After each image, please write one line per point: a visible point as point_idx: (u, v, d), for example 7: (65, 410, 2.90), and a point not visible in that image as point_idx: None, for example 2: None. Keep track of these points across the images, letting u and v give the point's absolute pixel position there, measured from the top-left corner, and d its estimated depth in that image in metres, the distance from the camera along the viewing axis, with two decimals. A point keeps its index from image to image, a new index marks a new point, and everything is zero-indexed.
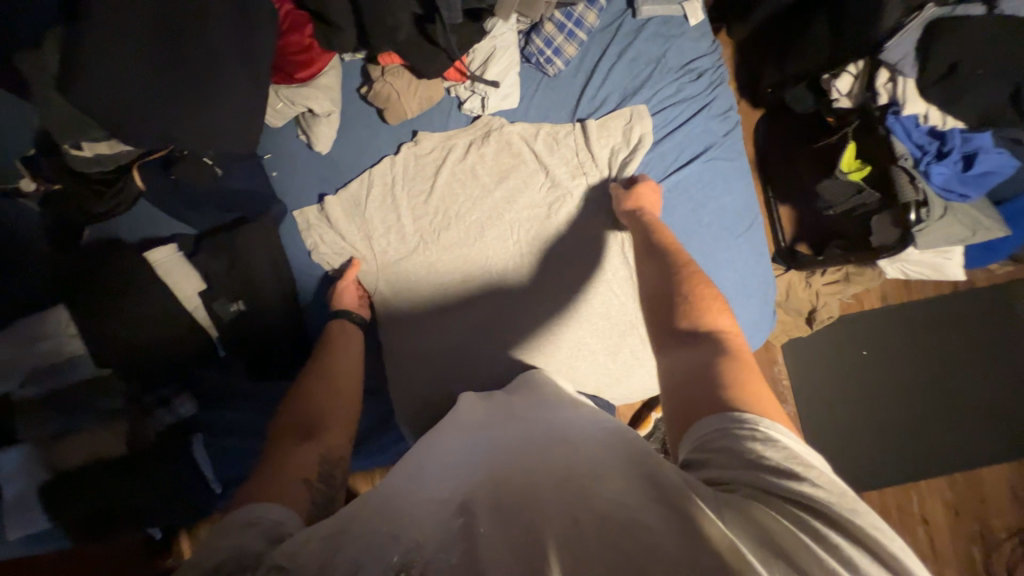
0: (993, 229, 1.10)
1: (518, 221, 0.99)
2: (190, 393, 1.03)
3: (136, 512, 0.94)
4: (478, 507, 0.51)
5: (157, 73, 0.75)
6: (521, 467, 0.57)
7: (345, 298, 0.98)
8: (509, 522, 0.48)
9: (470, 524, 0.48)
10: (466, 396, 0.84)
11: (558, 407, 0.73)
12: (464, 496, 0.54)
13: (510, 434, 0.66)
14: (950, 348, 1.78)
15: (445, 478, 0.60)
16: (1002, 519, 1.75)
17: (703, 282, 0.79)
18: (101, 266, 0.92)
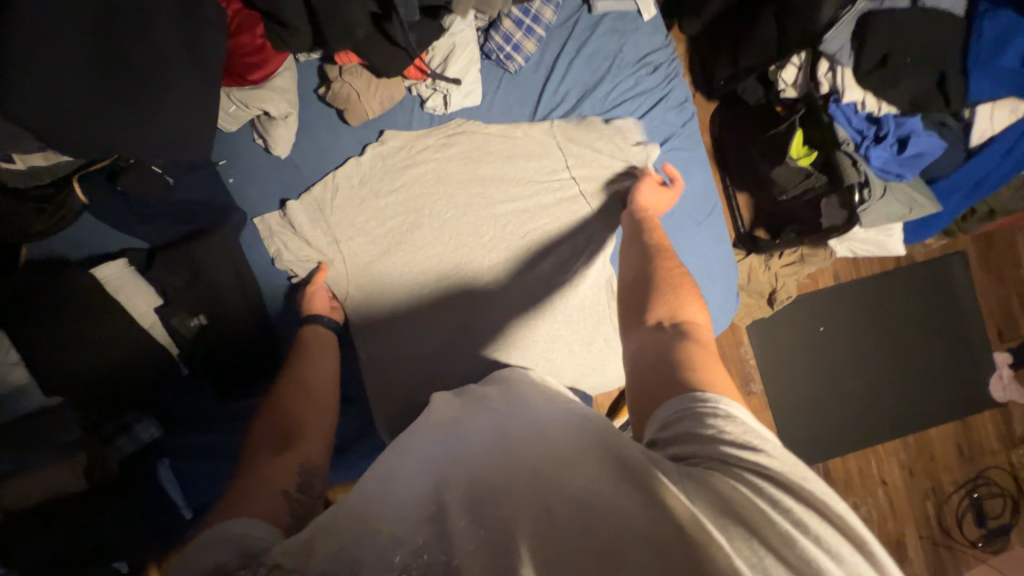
0: (926, 206, 1.19)
1: (486, 219, 0.99)
2: (152, 416, 0.98)
3: (100, 546, 0.88)
4: (454, 504, 0.50)
5: (97, 79, 0.71)
6: (497, 458, 0.57)
7: (318, 304, 0.95)
8: (483, 518, 0.48)
9: (447, 523, 0.48)
10: (439, 397, 0.83)
11: (535, 399, 0.73)
12: (440, 493, 0.53)
13: (487, 427, 0.66)
14: (897, 319, 1.91)
15: (421, 474, 0.59)
16: (950, 473, 1.90)
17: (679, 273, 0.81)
18: (39, 287, 0.84)
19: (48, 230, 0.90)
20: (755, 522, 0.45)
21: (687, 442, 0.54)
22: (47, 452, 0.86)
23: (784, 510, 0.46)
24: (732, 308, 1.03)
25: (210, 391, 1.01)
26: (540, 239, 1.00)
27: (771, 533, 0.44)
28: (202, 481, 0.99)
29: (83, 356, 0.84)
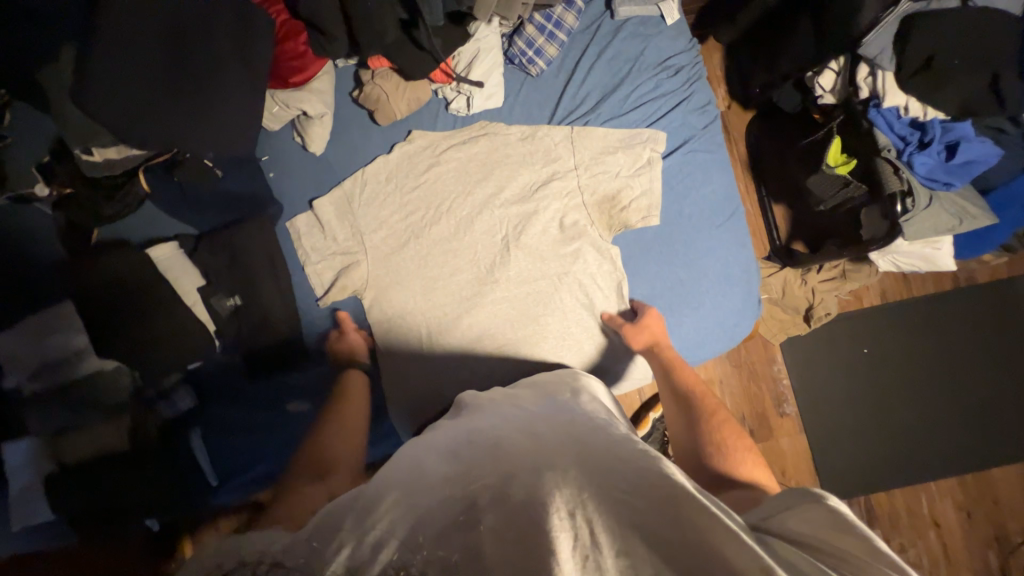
0: (980, 218, 1.09)
1: (504, 217, 1.02)
2: (188, 387, 1.05)
3: (131, 508, 0.97)
4: (485, 497, 0.52)
5: (163, 80, 0.83)
6: (528, 456, 0.58)
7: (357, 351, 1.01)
8: (510, 518, 0.49)
9: (474, 522, 0.50)
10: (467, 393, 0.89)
11: (556, 407, 0.74)
12: (467, 490, 0.55)
13: (514, 430, 0.68)
14: (954, 344, 1.75)
15: (451, 466, 0.61)
16: (1017, 522, 1.70)
17: (733, 430, 0.82)
18: (101, 265, 0.95)
19: (117, 214, 1.04)
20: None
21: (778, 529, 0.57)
22: (101, 414, 0.96)
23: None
24: (753, 314, 0.99)
25: (240, 368, 1.04)
26: (558, 241, 1.00)
27: None
28: (231, 451, 1.06)
29: (130, 325, 0.93)
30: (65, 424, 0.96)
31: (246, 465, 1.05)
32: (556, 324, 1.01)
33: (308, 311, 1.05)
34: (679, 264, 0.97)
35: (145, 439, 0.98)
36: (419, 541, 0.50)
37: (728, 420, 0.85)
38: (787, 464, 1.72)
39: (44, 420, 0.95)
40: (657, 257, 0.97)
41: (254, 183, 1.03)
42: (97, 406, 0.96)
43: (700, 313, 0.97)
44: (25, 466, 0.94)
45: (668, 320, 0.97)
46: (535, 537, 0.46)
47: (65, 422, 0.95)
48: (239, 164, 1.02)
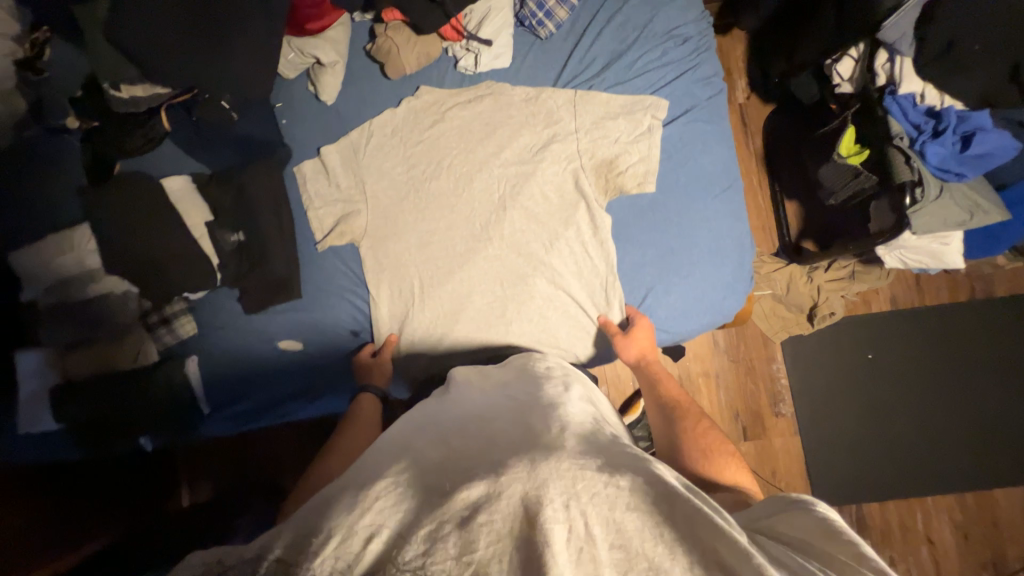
0: (991, 213, 1.05)
1: (503, 176, 1.03)
2: (191, 314, 1.08)
3: (127, 420, 1.05)
4: (474, 486, 0.56)
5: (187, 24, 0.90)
6: (516, 447, 0.63)
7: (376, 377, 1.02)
8: (506, 516, 0.52)
9: (470, 516, 0.52)
10: (460, 370, 0.98)
11: (539, 400, 0.77)
12: (459, 485, 0.57)
13: (503, 422, 0.73)
14: (964, 358, 1.69)
15: (443, 456, 0.66)
16: (1018, 547, 1.62)
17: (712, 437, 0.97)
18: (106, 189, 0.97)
19: (139, 149, 1.09)
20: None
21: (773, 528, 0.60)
22: (111, 334, 1.04)
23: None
24: (744, 289, 0.99)
25: (238, 308, 1.08)
26: (554, 206, 1.01)
27: None
28: (225, 383, 1.10)
29: (134, 251, 0.95)
30: (72, 341, 1.03)
31: (240, 396, 1.10)
32: (547, 302, 1.02)
33: (306, 253, 1.07)
34: (671, 232, 0.97)
35: (147, 360, 1.06)
36: (411, 526, 0.52)
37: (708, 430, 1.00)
38: (779, 465, 1.69)
39: (57, 334, 1.02)
40: (649, 224, 0.97)
41: (267, 126, 1.07)
42: (105, 325, 1.03)
43: (688, 282, 0.97)
44: (33, 375, 1.02)
45: (656, 287, 0.98)
46: (527, 532, 0.50)
47: (70, 341, 1.03)
48: (253, 107, 1.05)
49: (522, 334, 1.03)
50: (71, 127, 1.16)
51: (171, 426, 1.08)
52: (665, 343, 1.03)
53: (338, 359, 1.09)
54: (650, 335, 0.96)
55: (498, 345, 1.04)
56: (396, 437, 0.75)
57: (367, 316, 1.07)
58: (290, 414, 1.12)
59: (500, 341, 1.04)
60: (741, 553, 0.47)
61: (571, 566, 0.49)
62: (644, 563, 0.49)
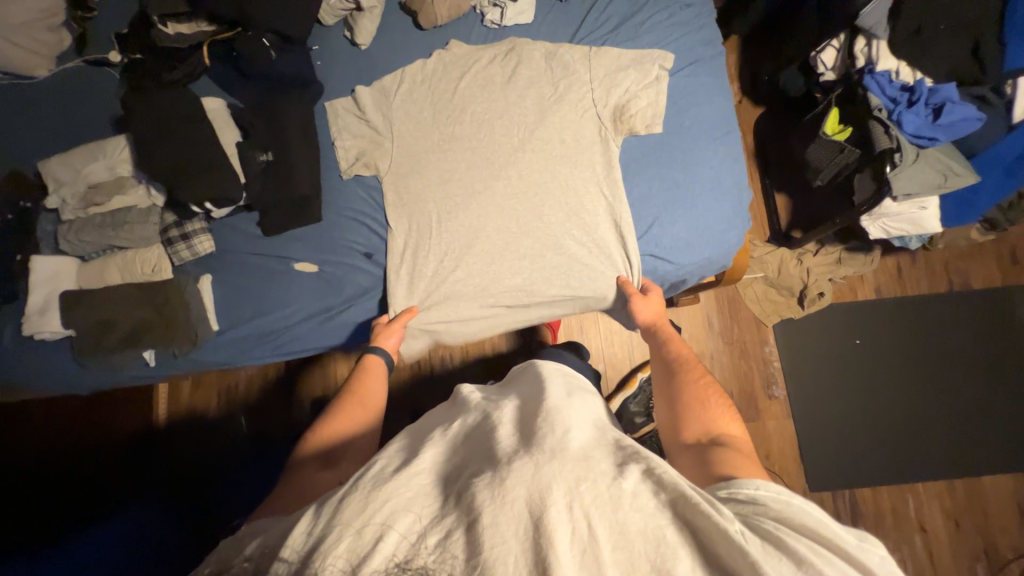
0: (962, 174, 1.16)
1: (522, 119, 1.10)
2: (209, 232, 1.09)
3: (138, 327, 1.04)
4: (479, 488, 0.54)
5: None
6: (521, 446, 0.60)
7: (387, 342, 1.02)
8: (510, 519, 0.51)
9: (474, 520, 0.51)
10: (466, 388, 0.90)
11: (548, 393, 0.75)
12: (465, 489, 0.56)
13: (507, 419, 0.69)
14: (946, 345, 1.76)
15: (447, 459, 0.64)
16: (1008, 537, 1.62)
17: (712, 389, 0.84)
18: (143, 103, 1.03)
19: (188, 75, 1.12)
20: (811, 570, 0.46)
21: (770, 508, 0.55)
22: (135, 242, 1.06)
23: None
24: (744, 223, 1.06)
25: (256, 231, 1.10)
26: (569, 146, 1.07)
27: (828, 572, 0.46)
28: (233, 304, 1.09)
29: (168, 157, 1.00)
30: (100, 253, 1.08)
31: (252, 315, 1.09)
32: (567, 251, 1.06)
33: (330, 181, 1.12)
34: (676, 168, 1.04)
35: (165, 272, 1.07)
36: (420, 534, 0.53)
37: (708, 381, 0.86)
38: (772, 448, 1.70)
39: (79, 242, 1.05)
40: (655, 163, 1.05)
41: (302, 64, 1.14)
42: (126, 235, 1.05)
43: (692, 214, 1.04)
44: (56, 276, 1.05)
45: (662, 217, 1.04)
46: (532, 535, 0.49)
47: (97, 252, 1.08)
48: (291, 46, 1.13)
49: (538, 290, 1.07)
50: (113, 61, 1.21)
51: (177, 333, 1.05)
52: (671, 277, 1.08)
53: (349, 283, 1.09)
54: (659, 305, 1.03)
55: (513, 278, 1.06)
56: (402, 440, 0.73)
57: (383, 240, 1.10)
58: (303, 341, 1.11)
59: (515, 273, 1.07)
60: (739, 548, 0.46)
61: (574, 567, 0.47)
62: (648, 565, 0.48)
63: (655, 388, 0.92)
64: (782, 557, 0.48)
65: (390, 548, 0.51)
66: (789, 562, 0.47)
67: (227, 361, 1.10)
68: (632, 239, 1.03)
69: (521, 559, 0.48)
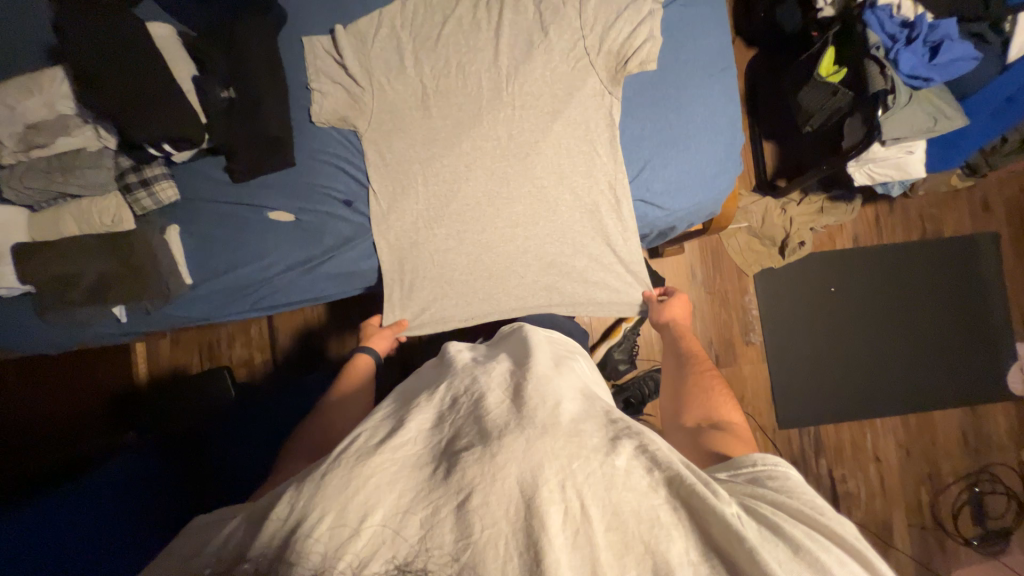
0: (952, 118, 1.15)
1: (511, 63, 1.00)
2: (172, 179, 1.01)
3: (101, 282, 0.98)
4: (467, 465, 0.54)
5: None
6: (510, 418, 0.59)
7: (377, 344, 1.02)
8: (503, 501, 0.52)
9: (465, 504, 0.52)
10: (454, 348, 0.90)
11: (540, 359, 0.74)
12: (453, 464, 0.55)
13: (495, 386, 0.67)
14: (912, 292, 1.84)
15: (432, 427, 0.62)
16: (951, 463, 1.78)
17: (719, 384, 0.89)
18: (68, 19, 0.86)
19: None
20: (806, 556, 0.49)
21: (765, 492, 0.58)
22: (89, 190, 0.96)
23: (838, 561, 0.49)
24: (735, 167, 1.04)
25: (223, 176, 1.03)
26: (559, 87, 0.99)
27: (819, 557, 0.49)
28: (204, 254, 1.04)
29: (115, 84, 0.87)
30: (51, 202, 0.98)
31: (227, 268, 1.04)
32: (555, 202, 1.02)
33: (300, 121, 1.02)
34: (669, 109, 1.00)
35: (123, 227, 0.98)
36: (408, 511, 0.52)
37: (716, 378, 0.92)
38: (746, 391, 1.79)
39: (25, 191, 0.95)
40: (649, 102, 1.00)
41: None
42: (78, 183, 0.95)
43: (683, 157, 1.01)
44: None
45: (654, 161, 1.01)
46: (524, 516, 0.50)
47: (49, 202, 0.98)
48: None
49: (523, 243, 1.03)
50: None
51: (142, 283, 0.98)
52: (660, 224, 1.07)
53: (328, 233, 1.03)
54: (682, 306, 1.08)
55: (498, 235, 1.03)
56: (387, 404, 0.70)
57: (363, 187, 1.03)
58: (290, 296, 1.09)
59: (502, 226, 1.03)
60: (735, 534, 0.48)
61: (567, 550, 0.49)
62: (642, 546, 0.50)
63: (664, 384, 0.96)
64: (776, 541, 0.50)
65: (376, 525, 0.51)
66: (784, 547, 0.50)
67: (204, 316, 1.08)
68: (626, 206, 1.02)
69: (509, 540, 0.49)
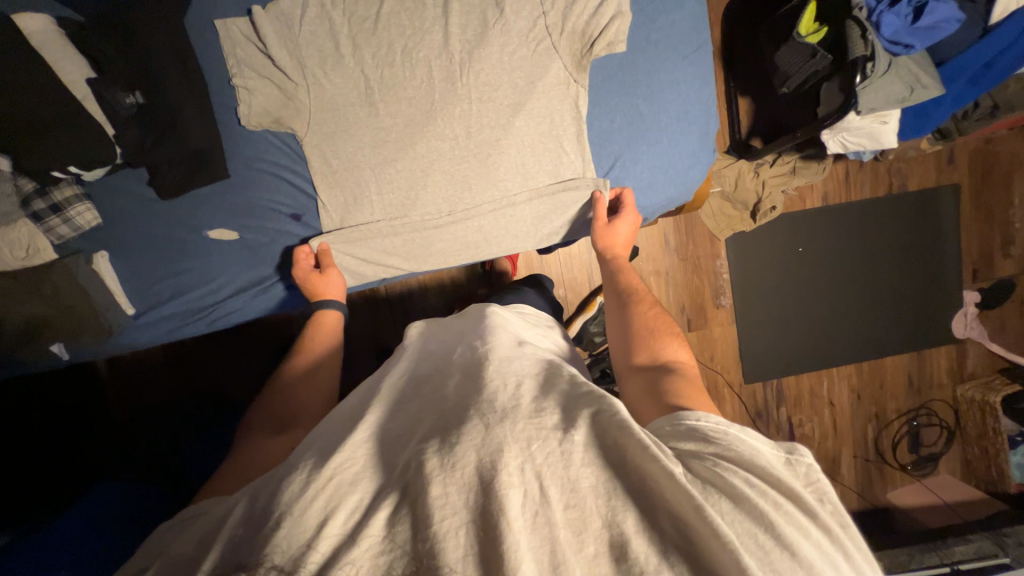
0: (930, 88, 1.10)
1: (465, 48, 0.89)
2: (92, 205, 0.89)
3: (28, 322, 0.88)
4: (428, 457, 0.49)
5: None
6: (472, 406, 0.56)
7: (333, 293, 0.94)
8: (462, 485, 0.46)
9: (419, 495, 0.46)
10: (415, 327, 0.87)
11: (506, 340, 0.73)
12: (409, 455, 0.51)
13: (456, 373, 0.66)
14: (874, 243, 1.89)
15: (389, 422, 0.58)
16: (895, 402, 1.95)
17: (664, 321, 0.82)
18: None
19: None
20: (750, 507, 0.45)
21: (714, 439, 0.52)
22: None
23: (782, 513, 0.45)
24: (707, 157, 1.02)
25: (149, 192, 0.91)
26: (521, 74, 0.90)
27: (767, 514, 0.45)
28: (144, 275, 0.94)
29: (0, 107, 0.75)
30: None
31: (171, 287, 0.96)
32: (518, 199, 0.96)
33: (228, 124, 0.90)
34: (640, 97, 0.94)
35: (51, 260, 0.88)
36: (371, 507, 0.46)
37: (661, 314, 0.85)
38: (716, 350, 1.87)
39: None
40: (619, 88, 0.93)
41: None
42: None
43: (654, 152, 0.97)
44: None
45: (624, 156, 0.96)
46: (482, 502, 0.45)
47: None
48: None
49: (484, 243, 1.00)
50: None
51: (85, 326, 0.91)
52: None
53: (279, 251, 0.97)
54: (632, 225, 0.98)
55: (461, 239, 0.98)
56: (351, 397, 0.67)
57: (311, 199, 0.94)
58: (245, 312, 1.01)
59: (467, 229, 0.97)
60: (685, 490, 0.44)
61: (527, 534, 0.43)
62: (600, 520, 0.45)
63: (608, 323, 0.88)
64: (723, 496, 0.46)
65: (339, 529, 0.45)
66: (727, 499, 0.46)
67: (154, 341, 1.00)
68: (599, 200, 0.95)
69: (473, 527, 0.43)
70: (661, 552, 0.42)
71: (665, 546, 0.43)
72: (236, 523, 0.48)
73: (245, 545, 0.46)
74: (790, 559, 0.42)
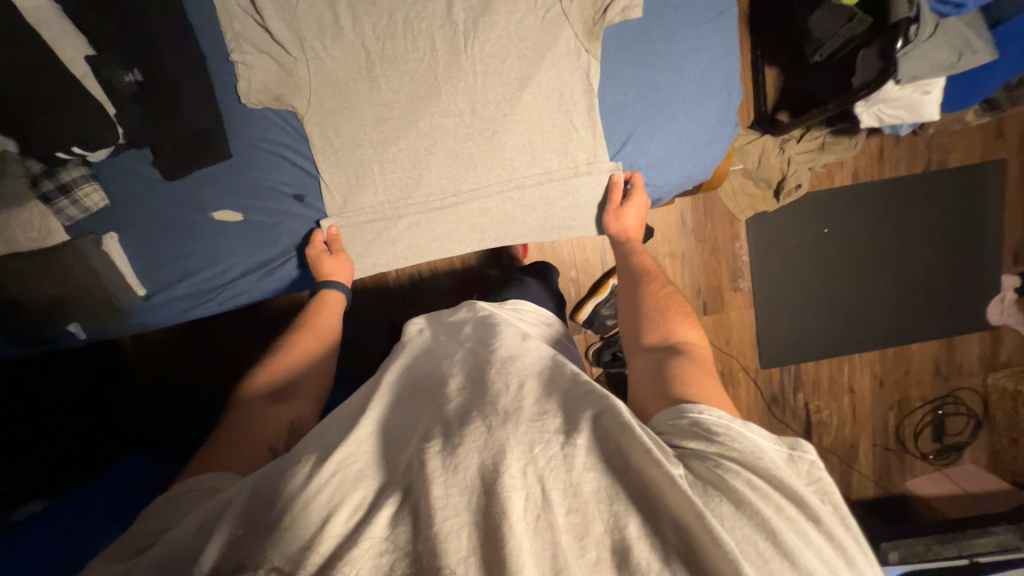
0: (980, 53, 1.01)
1: (469, 16, 0.84)
2: (99, 185, 0.89)
3: (52, 305, 0.92)
4: (429, 458, 0.48)
5: None
6: (474, 406, 0.55)
7: (340, 275, 0.94)
8: (462, 487, 0.45)
9: (419, 497, 0.45)
10: (414, 324, 0.88)
11: (509, 338, 0.72)
12: (411, 454, 0.50)
13: (458, 370, 0.65)
14: (907, 224, 1.78)
15: (391, 423, 0.58)
16: (920, 390, 1.88)
17: (673, 302, 0.79)
18: None
19: None
20: (751, 511, 0.43)
21: (721, 438, 0.50)
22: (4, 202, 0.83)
23: (786, 518, 0.43)
24: (727, 133, 0.96)
25: (154, 173, 0.90)
26: (529, 45, 0.85)
27: (772, 520, 0.42)
28: (154, 257, 0.94)
29: None
30: None
31: (181, 270, 0.96)
32: (525, 179, 0.92)
33: (228, 102, 0.87)
34: (657, 66, 0.87)
35: (61, 241, 0.88)
36: (373, 506, 0.46)
37: (672, 294, 0.81)
38: (732, 335, 1.82)
39: None
40: (635, 58, 0.87)
41: None
42: None
43: (671, 126, 0.91)
44: None
45: (638, 132, 0.91)
46: (484, 504, 0.44)
47: None
48: None
49: (489, 226, 0.97)
50: None
51: (104, 308, 0.94)
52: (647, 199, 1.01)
53: (284, 233, 0.96)
54: (642, 207, 0.95)
55: (465, 221, 0.96)
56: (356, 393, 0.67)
57: (314, 179, 0.92)
58: (250, 296, 1.02)
59: (471, 210, 0.94)
60: (688, 498, 0.42)
61: (528, 539, 0.42)
62: (602, 526, 0.43)
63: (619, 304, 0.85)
64: (725, 498, 0.44)
65: (340, 527, 0.45)
66: (729, 502, 0.44)
67: (168, 321, 1.01)
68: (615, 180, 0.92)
69: (475, 530, 0.42)
70: (664, 562, 0.41)
71: (668, 554, 0.41)
72: (239, 513, 0.48)
73: (248, 537, 0.46)
74: (791, 569, 0.40)
